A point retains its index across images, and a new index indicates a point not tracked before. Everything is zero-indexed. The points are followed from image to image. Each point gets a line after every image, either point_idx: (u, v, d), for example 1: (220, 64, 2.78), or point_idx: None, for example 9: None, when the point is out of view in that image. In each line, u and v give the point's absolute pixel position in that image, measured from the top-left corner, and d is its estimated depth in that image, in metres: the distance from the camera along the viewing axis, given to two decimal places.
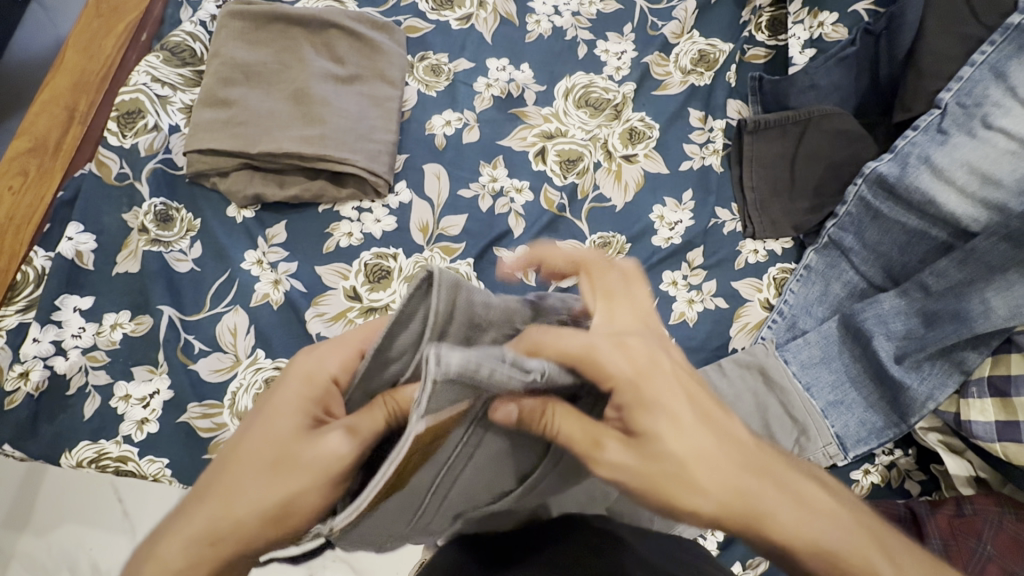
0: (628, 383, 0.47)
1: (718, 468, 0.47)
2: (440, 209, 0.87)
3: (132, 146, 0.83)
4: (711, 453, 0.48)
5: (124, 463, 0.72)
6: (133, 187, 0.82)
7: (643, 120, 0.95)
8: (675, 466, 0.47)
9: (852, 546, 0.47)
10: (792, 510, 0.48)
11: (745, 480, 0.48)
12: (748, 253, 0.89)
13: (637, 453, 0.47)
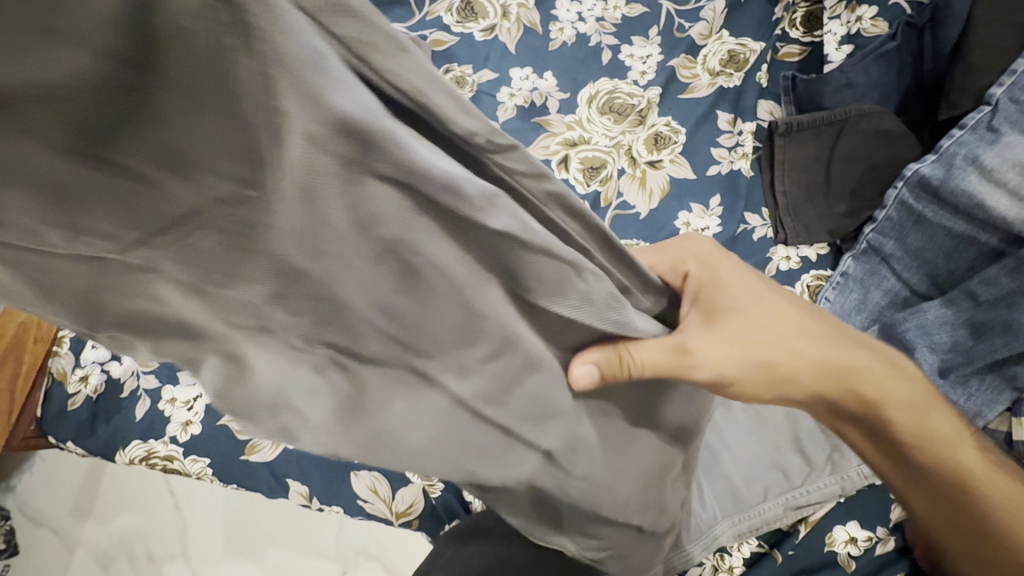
0: (703, 270, 0.54)
1: (804, 329, 0.55)
2: None
3: None
4: (791, 318, 0.55)
5: (171, 461, 0.78)
6: None
7: (669, 125, 0.94)
8: (766, 337, 0.53)
9: (915, 398, 0.58)
10: (875, 369, 0.57)
11: (831, 346, 0.56)
12: (779, 260, 0.86)
13: (725, 333, 0.51)
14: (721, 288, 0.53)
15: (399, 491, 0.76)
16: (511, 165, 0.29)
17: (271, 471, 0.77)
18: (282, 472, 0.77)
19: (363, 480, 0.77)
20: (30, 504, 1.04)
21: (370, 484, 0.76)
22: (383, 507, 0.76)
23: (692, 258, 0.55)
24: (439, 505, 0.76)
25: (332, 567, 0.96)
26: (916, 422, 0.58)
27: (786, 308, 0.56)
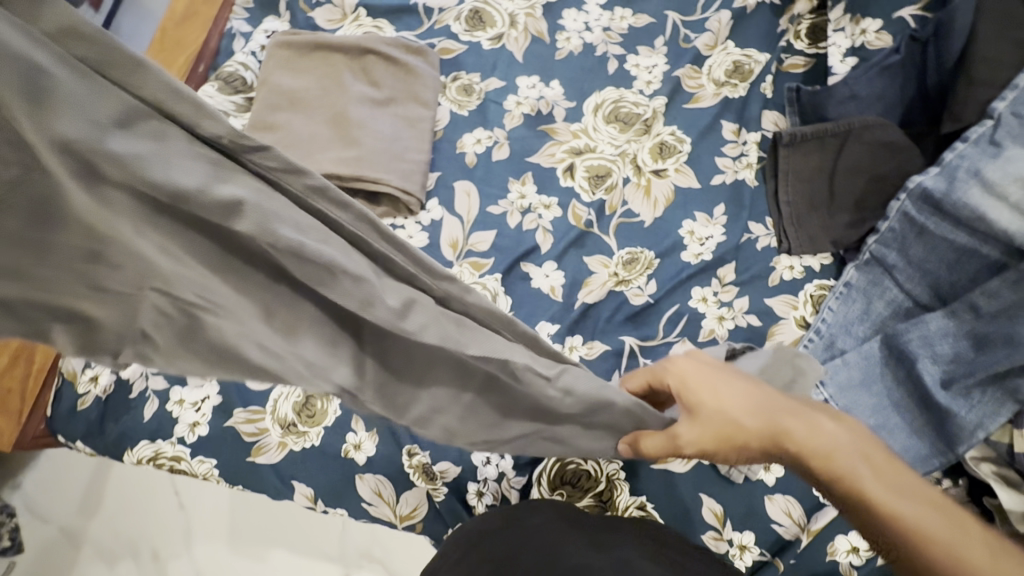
0: (678, 373, 0.57)
1: (774, 414, 0.56)
2: (471, 225, 0.90)
3: None
4: (761, 404, 0.56)
5: (178, 462, 0.79)
6: None
7: (674, 134, 0.95)
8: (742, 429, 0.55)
9: (925, 516, 0.51)
10: (873, 478, 0.53)
11: (811, 444, 0.54)
12: (783, 269, 0.87)
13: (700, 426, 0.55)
14: (706, 388, 0.56)
15: (403, 494, 0.77)
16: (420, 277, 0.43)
17: (277, 473, 0.78)
18: (288, 474, 0.78)
19: (368, 483, 0.77)
20: (37, 502, 1.05)
21: (374, 487, 0.77)
22: (388, 510, 0.77)
23: (682, 364, 0.58)
24: (443, 508, 0.77)
25: (335, 567, 0.97)
26: (935, 541, 0.50)
27: (765, 403, 0.56)
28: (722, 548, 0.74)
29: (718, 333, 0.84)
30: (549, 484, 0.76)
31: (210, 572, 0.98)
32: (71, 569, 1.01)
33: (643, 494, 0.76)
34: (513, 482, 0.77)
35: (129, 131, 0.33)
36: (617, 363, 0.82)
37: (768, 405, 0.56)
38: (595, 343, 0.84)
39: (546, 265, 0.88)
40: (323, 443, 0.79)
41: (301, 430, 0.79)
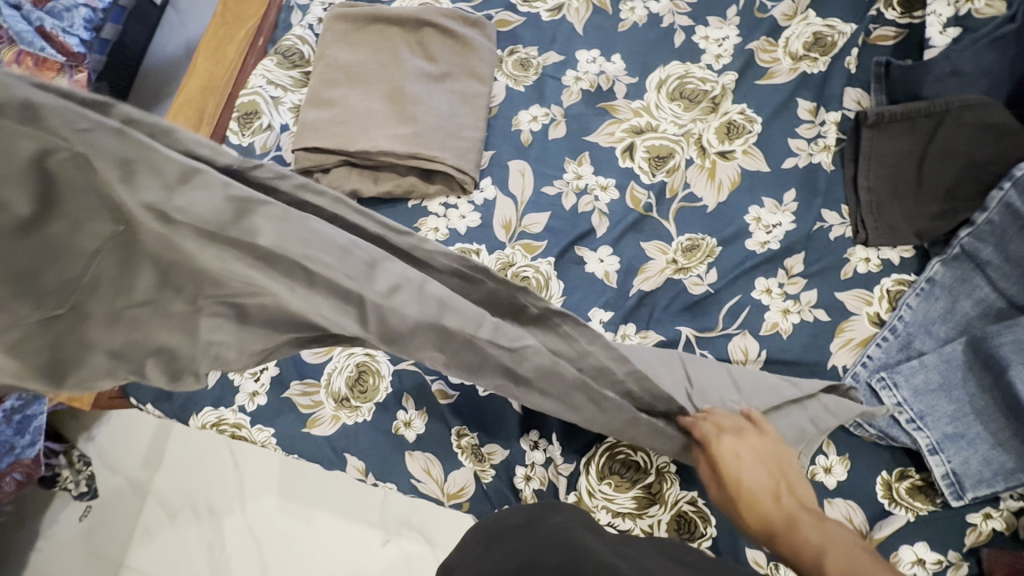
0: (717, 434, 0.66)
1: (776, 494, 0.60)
2: (524, 206, 0.87)
3: (249, 144, 0.91)
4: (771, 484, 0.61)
5: (239, 429, 0.82)
6: None
7: (743, 113, 0.88)
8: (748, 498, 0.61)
9: None
10: (839, 557, 0.50)
11: (797, 522, 0.56)
12: (857, 262, 0.82)
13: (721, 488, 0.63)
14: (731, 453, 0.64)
15: (451, 473, 0.78)
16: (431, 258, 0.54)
17: (330, 445, 0.80)
18: (341, 446, 0.80)
19: (417, 460, 0.79)
20: (108, 454, 1.13)
21: (423, 465, 0.78)
22: (435, 487, 0.78)
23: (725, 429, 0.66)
24: (490, 489, 0.77)
25: (376, 534, 1.00)
26: None
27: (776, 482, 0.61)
28: (775, 549, 0.71)
29: (781, 327, 0.80)
30: (598, 474, 0.75)
31: (262, 527, 1.04)
32: (138, 518, 1.09)
33: (695, 490, 0.74)
34: (561, 468, 0.76)
35: (187, 186, 0.40)
36: None
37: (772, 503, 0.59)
38: (649, 333, 0.81)
39: (600, 250, 0.85)
40: (375, 419, 0.80)
41: (353, 405, 0.81)
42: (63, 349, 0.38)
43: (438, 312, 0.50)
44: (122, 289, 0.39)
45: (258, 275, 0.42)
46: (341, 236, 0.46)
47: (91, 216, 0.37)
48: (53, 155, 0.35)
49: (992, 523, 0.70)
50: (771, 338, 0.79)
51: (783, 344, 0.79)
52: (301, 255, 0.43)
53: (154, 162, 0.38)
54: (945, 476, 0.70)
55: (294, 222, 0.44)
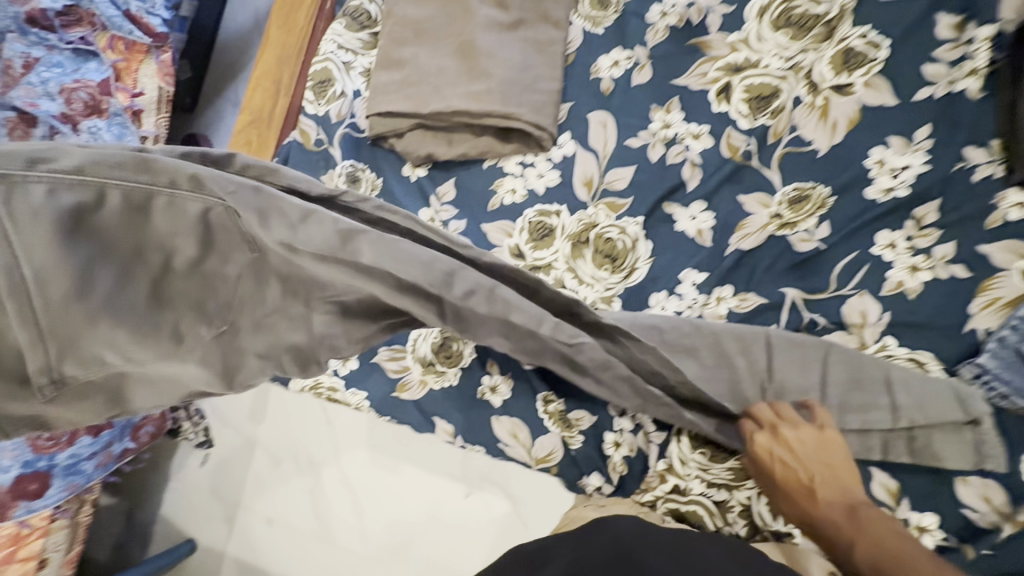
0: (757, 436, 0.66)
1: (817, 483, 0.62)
2: (606, 161, 0.82)
3: (325, 113, 0.91)
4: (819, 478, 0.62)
5: (334, 392, 0.86)
6: (327, 151, 0.90)
7: (866, 37, 0.76)
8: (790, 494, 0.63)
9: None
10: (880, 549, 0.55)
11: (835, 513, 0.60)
12: (1009, 208, 0.69)
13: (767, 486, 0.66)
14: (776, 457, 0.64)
15: (538, 439, 0.77)
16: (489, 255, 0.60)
17: (419, 409, 0.82)
18: (430, 409, 0.82)
19: (503, 424, 0.79)
20: (220, 408, 1.24)
21: (510, 429, 0.79)
22: (523, 452, 0.78)
23: (768, 427, 0.66)
24: (578, 455, 0.76)
25: (460, 486, 1.04)
26: None
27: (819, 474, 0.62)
28: None
29: (907, 286, 0.71)
30: (691, 442, 0.71)
31: (355, 477, 1.10)
32: (249, 467, 1.19)
33: None
34: (652, 436, 0.74)
35: (306, 222, 0.53)
36: (776, 317, 0.73)
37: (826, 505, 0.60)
38: (748, 295, 0.74)
39: (693, 206, 0.78)
40: (461, 384, 0.81)
41: (439, 370, 0.82)
42: (227, 354, 0.60)
43: (506, 311, 0.57)
44: (257, 296, 0.59)
45: (356, 280, 0.54)
46: (424, 253, 0.55)
47: (235, 248, 0.56)
48: (212, 211, 0.53)
49: None
50: (894, 300, 0.70)
51: (910, 306, 0.70)
52: (391, 268, 0.54)
53: (280, 208, 0.53)
54: None
55: (386, 243, 0.54)
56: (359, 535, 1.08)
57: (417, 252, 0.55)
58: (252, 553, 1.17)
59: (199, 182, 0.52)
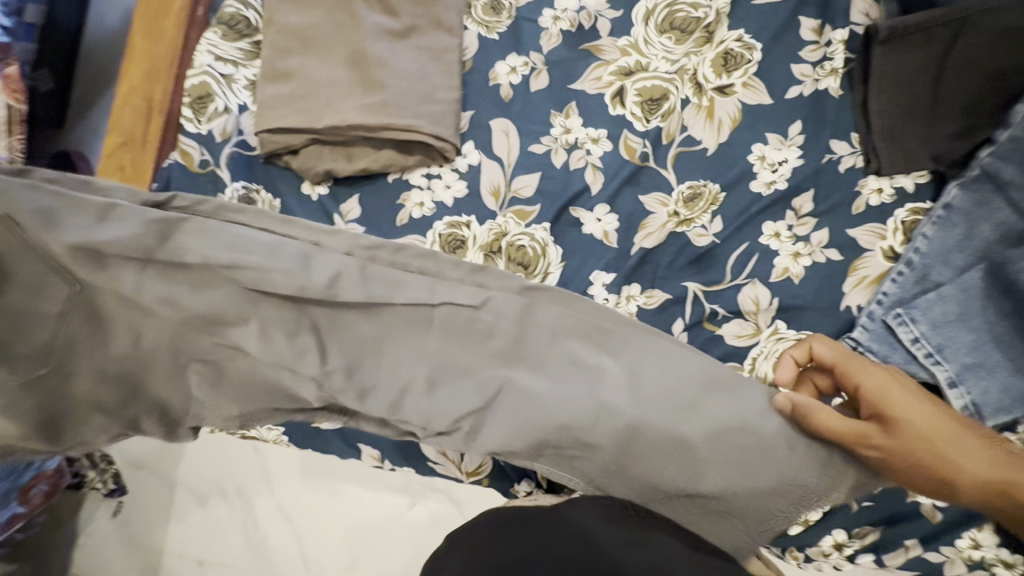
0: (875, 382, 0.63)
1: (935, 425, 0.61)
2: (512, 169, 0.82)
3: (207, 132, 0.84)
4: (937, 422, 0.61)
5: (248, 430, 0.81)
6: (215, 173, 0.83)
7: (741, 40, 0.81)
8: (927, 444, 0.60)
9: None
10: (979, 465, 0.60)
11: (948, 450, 0.60)
12: (869, 194, 0.77)
13: (889, 435, 0.61)
14: (886, 397, 0.62)
15: (467, 453, 0.77)
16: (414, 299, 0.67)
17: (342, 438, 0.79)
18: (353, 436, 0.79)
19: (431, 443, 0.78)
20: (131, 453, 1.14)
21: (438, 447, 0.78)
22: (453, 468, 0.77)
23: (875, 368, 0.64)
24: (508, 464, 0.77)
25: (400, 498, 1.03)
26: None
27: (936, 416, 0.61)
28: None
29: (792, 272, 0.77)
30: None
31: (290, 504, 1.06)
32: (168, 508, 1.10)
33: None
34: None
35: (112, 223, 0.65)
36: (680, 310, 0.77)
37: (922, 434, 0.60)
38: (655, 292, 0.78)
39: (597, 209, 0.80)
40: None
41: None
42: (53, 390, 0.66)
43: (389, 293, 0.67)
44: (86, 337, 0.66)
45: (239, 289, 0.66)
46: (268, 241, 0.67)
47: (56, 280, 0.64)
48: None
49: None
50: (782, 285, 0.76)
51: (795, 290, 0.76)
52: (227, 261, 0.65)
53: (77, 206, 0.64)
54: (965, 408, 0.69)
55: (215, 233, 0.66)
56: (301, 562, 1.05)
57: (261, 240, 0.67)
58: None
59: (3, 195, 0.62)
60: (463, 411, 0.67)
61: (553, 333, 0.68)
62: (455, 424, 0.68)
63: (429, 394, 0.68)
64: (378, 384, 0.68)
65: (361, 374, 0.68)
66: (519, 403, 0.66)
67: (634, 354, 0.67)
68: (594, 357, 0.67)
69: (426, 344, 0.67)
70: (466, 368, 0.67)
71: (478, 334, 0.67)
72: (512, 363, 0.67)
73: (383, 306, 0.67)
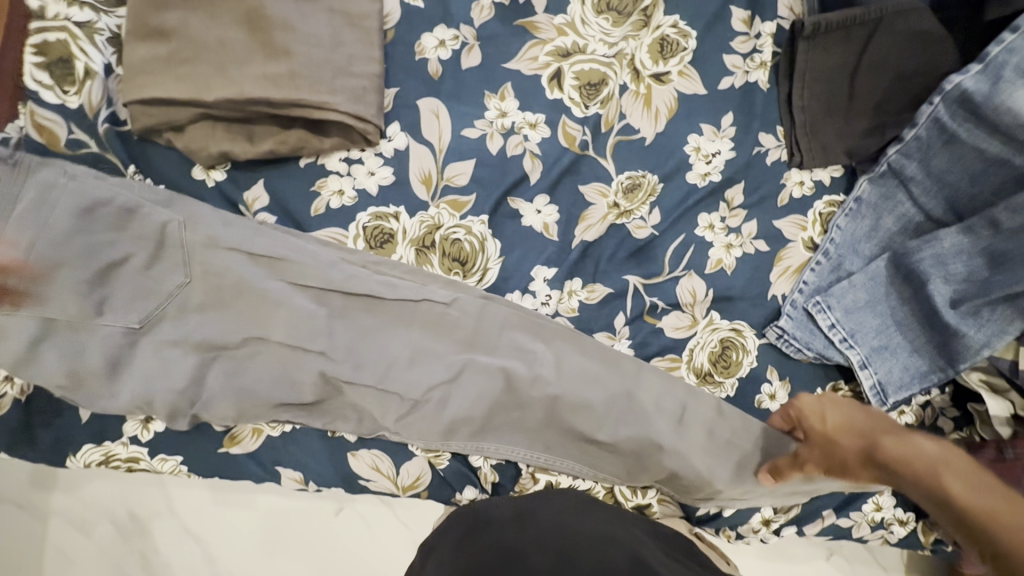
0: (805, 413, 0.71)
1: (854, 427, 0.68)
2: (443, 155, 0.74)
3: (75, 105, 0.66)
4: (857, 426, 0.68)
5: (136, 462, 0.68)
6: (88, 155, 0.67)
7: (676, 26, 0.79)
8: (843, 446, 0.67)
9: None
10: (911, 455, 0.63)
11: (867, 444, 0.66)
12: (793, 186, 0.80)
13: (820, 453, 0.69)
14: (818, 415, 0.70)
15: (403, 466, 0.71)
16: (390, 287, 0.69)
17: (257, 462, 0.69)
18: (270, 460, 0.70)
19: (363, 459, 0.71)
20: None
21: (371, 463, 0.71)
22: (388, 483, 0.71)
23: (811, 398, 0.71)
24: (448, 474, 0.72)
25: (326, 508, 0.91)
26: None
27: (861, 421, 0.68)
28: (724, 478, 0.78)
29: (725, 263, 0.78)
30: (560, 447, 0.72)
31: None
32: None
33: None
34: None
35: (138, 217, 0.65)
36: (620, 305, 0.76)
37: (841, 438, 0.68)
38: (596, 286, 0.76)
39: (536, 199, 0.75)
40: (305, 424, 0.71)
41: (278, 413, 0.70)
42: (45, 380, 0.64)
43: (380, 289, 0.68)
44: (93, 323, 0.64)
45: (217, 279, 0.66)
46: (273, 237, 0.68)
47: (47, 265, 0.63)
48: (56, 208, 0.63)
49: (904, 418, 0.79)
50: (716, 277, 0.78)
51: (727, 280, 0.78)
52: (246, 250, 0.67)
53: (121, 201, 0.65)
54: (872, 387, 0.75)
55: (233, 229, 0.67)
56: None
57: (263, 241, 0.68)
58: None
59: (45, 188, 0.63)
60: (433, 384, 0.68)
61: (502, 326, 0.70)
62: (426, 395, 0.68)
63: (405, 374, 0.68)
64: (361, 371, 0.68)
65: (357, 353, 0.67)
66: (484, 380, 0.69)
67: (561, 345, 0.70)
68: (534, 345, 0.70)
69: (407, 328, 0.69)
70: (434, 352, 0.69)
71: (437, 314, 0.69)
72: (472, 349, 0.69)
73: (380, 298, 0.69)
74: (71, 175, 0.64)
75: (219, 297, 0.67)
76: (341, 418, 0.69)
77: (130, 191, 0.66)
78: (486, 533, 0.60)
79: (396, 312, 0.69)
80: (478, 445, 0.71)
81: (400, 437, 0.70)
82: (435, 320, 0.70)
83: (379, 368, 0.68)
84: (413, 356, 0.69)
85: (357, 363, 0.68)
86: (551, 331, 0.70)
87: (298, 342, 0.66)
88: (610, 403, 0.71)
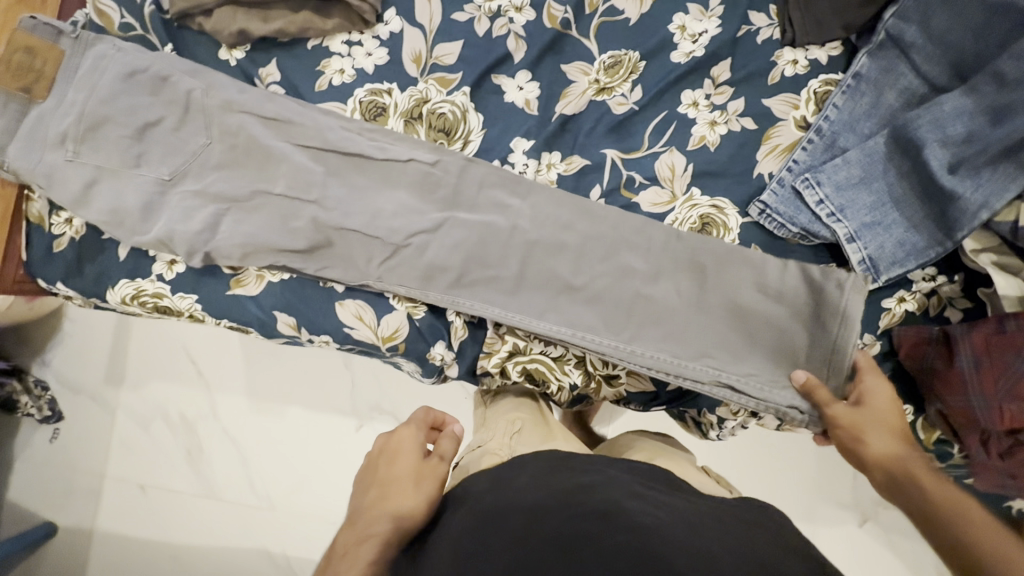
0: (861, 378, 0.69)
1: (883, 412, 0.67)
2: (433, 36, 0.80)
3: None
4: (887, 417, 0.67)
5: (160, 298, 0.79)
6: (142, 38, 0.80)
7: None
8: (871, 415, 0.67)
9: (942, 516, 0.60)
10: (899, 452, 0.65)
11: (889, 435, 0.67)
12: (784, 65, 0.78)
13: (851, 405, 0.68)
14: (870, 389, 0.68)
15: (384, 318, 0.77)
16: (375, 149, 0.76)
17: (257, 306, 0.78)
18: (268, 303, 0.78)
19: (348, 309, 0.77)
20: (66, 377, 1.17)
21: (355, 312, 0.77)
22: (369, 332, 0.77)
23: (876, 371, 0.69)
24: (424, 327, 0.77)
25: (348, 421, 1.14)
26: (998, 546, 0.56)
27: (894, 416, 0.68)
28: None
29: (708, 140, 0.78)
30: None
31: (235, 427, 1.15)
32: (110, 432, 1.17)
33: None
34: None
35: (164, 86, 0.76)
36: (597, 177, 0.78)
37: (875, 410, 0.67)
38: (574, 158, 0.78)
39: (519, 76, 0.79)
40: (301, 276, 0.78)
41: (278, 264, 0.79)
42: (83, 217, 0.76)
43: (370, 151, 0.76)
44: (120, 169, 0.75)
45: (231, 137, 0.76)
46: (272, 105, 0.77)
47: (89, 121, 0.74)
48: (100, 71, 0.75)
49: (904, 306, 0.75)
50: (698, 153, 0.78)
51: (710, 156, 0.78)
52: (252, 115, 0.77)
53: (147, 68, 0.76)
54: (863, 263, 0.72)
55: (237, 95, 0.77)
56: (250, 484, 1.13)
57: (264, 107, 0.77)
58: (133, 525, 1.14)
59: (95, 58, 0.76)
60: (416, 232, 0.74)
61: (480, 184, 0.76)
62: (405, 243, 0.74)
63: (390, 224, 0.75)
64: (345, 223, 0.75)
65: (345, 208, 0.75)
66: (462, 231, 0.74)
67: (533, 201, 0.75)
68: (509, 202, 0.75)
69: (394, 187, 0.76)
70: (414, 208, 0.75)
71: (418, 176, 0.76)
72: (453, 209, 0.76)
73: (365, 157, 0.76)
74: (120, 48, 0.77)
75: (235, 156, 0.76)
76: (329, 268, 0.76)
77: (165, 63, 0.77)
78: (468, 503, 0.60)
79: (383, 173, 0.76)
80: (452, 299, 0.74)
81: (381, 285, 0.76)
82: (414, 180, 0.76)
83: (359, 220, 0.75)
84: (393, 214, 0.75)
85: (347, 212, 0.75)
86: (525, 190, 0.75)
87: (295, 194, 0.75)
88: (574, 262, 0.74)
